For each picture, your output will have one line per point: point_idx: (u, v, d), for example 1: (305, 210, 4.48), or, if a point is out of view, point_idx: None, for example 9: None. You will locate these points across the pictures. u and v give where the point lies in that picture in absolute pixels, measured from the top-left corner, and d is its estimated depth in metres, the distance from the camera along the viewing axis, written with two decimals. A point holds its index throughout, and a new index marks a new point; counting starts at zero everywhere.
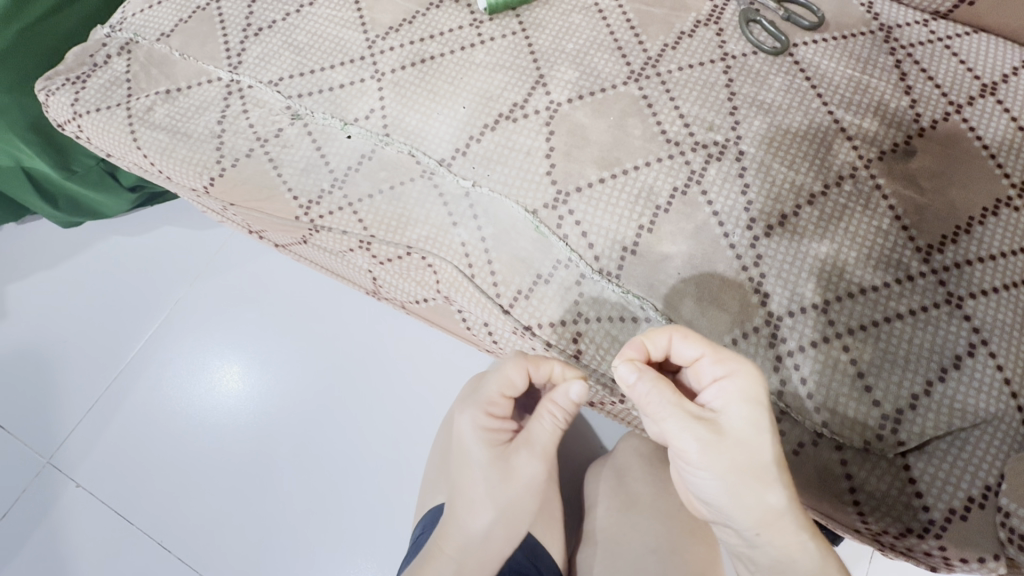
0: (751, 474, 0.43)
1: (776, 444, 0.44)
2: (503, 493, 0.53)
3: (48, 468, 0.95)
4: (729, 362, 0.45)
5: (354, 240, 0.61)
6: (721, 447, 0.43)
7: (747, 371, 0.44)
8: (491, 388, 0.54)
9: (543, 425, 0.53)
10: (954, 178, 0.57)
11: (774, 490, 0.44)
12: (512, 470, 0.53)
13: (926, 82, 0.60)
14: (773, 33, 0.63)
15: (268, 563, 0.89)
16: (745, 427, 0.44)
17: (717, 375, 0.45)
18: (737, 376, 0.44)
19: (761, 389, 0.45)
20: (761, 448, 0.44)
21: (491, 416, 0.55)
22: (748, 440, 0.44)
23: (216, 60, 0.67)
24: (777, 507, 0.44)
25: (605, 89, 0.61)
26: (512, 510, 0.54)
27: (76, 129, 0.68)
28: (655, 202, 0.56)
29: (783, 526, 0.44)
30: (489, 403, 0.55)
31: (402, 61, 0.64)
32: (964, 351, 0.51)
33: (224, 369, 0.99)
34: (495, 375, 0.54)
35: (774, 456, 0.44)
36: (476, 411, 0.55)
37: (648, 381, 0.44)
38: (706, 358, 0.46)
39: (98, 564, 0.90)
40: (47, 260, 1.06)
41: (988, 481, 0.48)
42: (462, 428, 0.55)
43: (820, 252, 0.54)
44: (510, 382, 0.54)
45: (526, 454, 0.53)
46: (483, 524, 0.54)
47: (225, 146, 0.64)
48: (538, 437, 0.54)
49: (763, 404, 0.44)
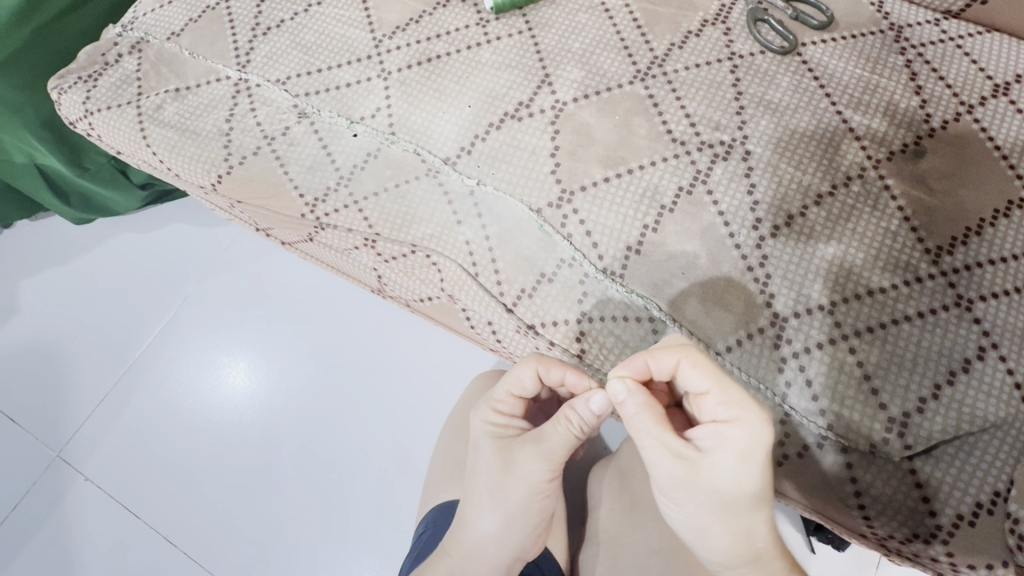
0: (718, 515, 0.44)
1: (756, 495, 0.44)
2: (501, 484, 0.53)
3: (57, 461, 0.96)
4: (734, 405, 0.43)
5: (359, 238, 0.62)
6: (694, 486, 0.43)
7: (749, 422, 0.42)
8: (502, 388, 0.54)
9: (557, 428, 0.50)
10: (965, 179, 0.56)
11: (739, 532, 0.45)
12: (513, 466, 0.53)
13: (937, 82, 0.60)
14: (780, 33, 0.62)
15: (272, 559, 0.90)
16: (727, 475, 0.43)
17: (717, 413, 0.43)
18: (736, 422, 0.42)
19: (761, 443, 0.42)
20: (738, 495, 0.43)
21: (500, 414, 0.55)
22: (726, 486, 0.43)
23: (224, 59, 0.67)
24: (739, 543, 0.45)
25: (611, 88, 0.61)
26: (511, 508, 0.54)
27: (87, 126, 0.69)
28: (661, 201, 0.56)
29: (742, 559, 0.46)
30: (498, 401, 0.55)
31: (407, 60, 0.64)
32: (973, 354, 0.50)
33: (230, 366, 0.99)
34: (508, 376, 0.53)
35: (750, 504, 0.44)
36: (485, 408, 0.55)
37: (636, 405, 0.44)
38: (711, 394, 0.44)
39: (104, 557, 0.91)
40: (59, 257, 1.07)
41: (997, 486, 0.47)
42: (474, 424, 0.56)
43: (827, 253, 0.54)
44: (520, 383, 0.53)
45: (530, 450, 0.51)
46: (482, 517, 0.55)
47: (233, 144, 0.64)
48: (548, 436, 0.51)
49: (757, 458, 0.43)
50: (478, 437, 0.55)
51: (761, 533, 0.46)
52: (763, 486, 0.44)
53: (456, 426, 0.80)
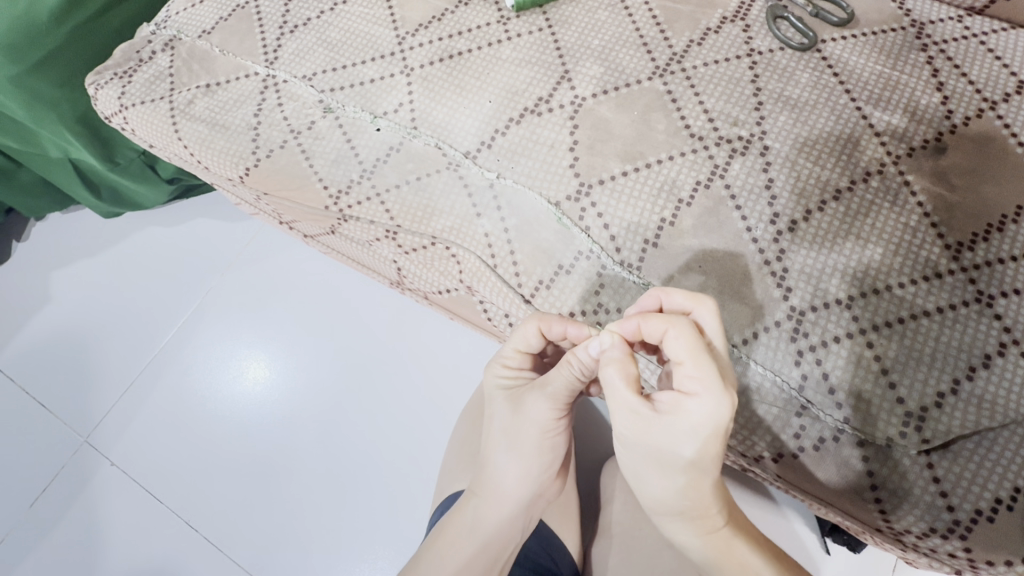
0: (655, 469, 0.45)
1: (697, 464, 0.43)
2: (513, 429, 0.55)
3: (85, 446, 0.99)
4: (700, 384, 0.42)
5: (381, 229, 0.63)
6: (639, 440, 0.44)
7: (714, 400, 0.42)
8: (508, 345, 0.55)
9: (561, 371, 0.51)
10: (987, 176, 0.56)
11: (672, 489, 0.45)
12: (521, 412, 0.54)
13: (960, 79, 0.59)
14: (800, 30, 0.62)
15: (285, 548, 0.92)
16: (678, 440, 0.43)
17: (684, 385, 0.43)
18: (695, 398, 0.42)
19: (714, 423, 0.42)
20: (679, 460, 0.43)
21: (509, 368, 0.57)
22: (668, 449, 0.43)
23: (253, 56, 0.69)
24: (687, 503, 0.46)
25: (630, 84, 0.62)
26: (530, 454, 0.55)
27: (122, 121, 0.72)
28: (678, 195, 0.57)
29: (692, 517, 0.47)
30: (505, 356, 0.56)
31: (429, 56, 0.66)
32: (994, 350, 0.50)
33: (248, 361, 1.02)
34: (514, 335, 0.54)
35: (687, 468, 0.44)
36: (495, 364, 0.57)
37: (609, 356, 0.45)
38: (684, 367, 0.43)
39: (129, 540, 0.94)
40: (88, 250, 1.11)
41: (1016, 482, 0.47)
42: (486, 380, 0.58)
43: (845, 248, 0.54)
44: (526, 341, 0.53)
45: (537, 394, 0.53)
46: (503, 463, 0.55)
47: (260, 138, 0.66)
48: (551, 381, 0.52)
49: (706, 434, 0.42)
50: (491, 391, 0.57)
51: (715, 497, 0.46)
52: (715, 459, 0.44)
53: (471, 416, 0.82)
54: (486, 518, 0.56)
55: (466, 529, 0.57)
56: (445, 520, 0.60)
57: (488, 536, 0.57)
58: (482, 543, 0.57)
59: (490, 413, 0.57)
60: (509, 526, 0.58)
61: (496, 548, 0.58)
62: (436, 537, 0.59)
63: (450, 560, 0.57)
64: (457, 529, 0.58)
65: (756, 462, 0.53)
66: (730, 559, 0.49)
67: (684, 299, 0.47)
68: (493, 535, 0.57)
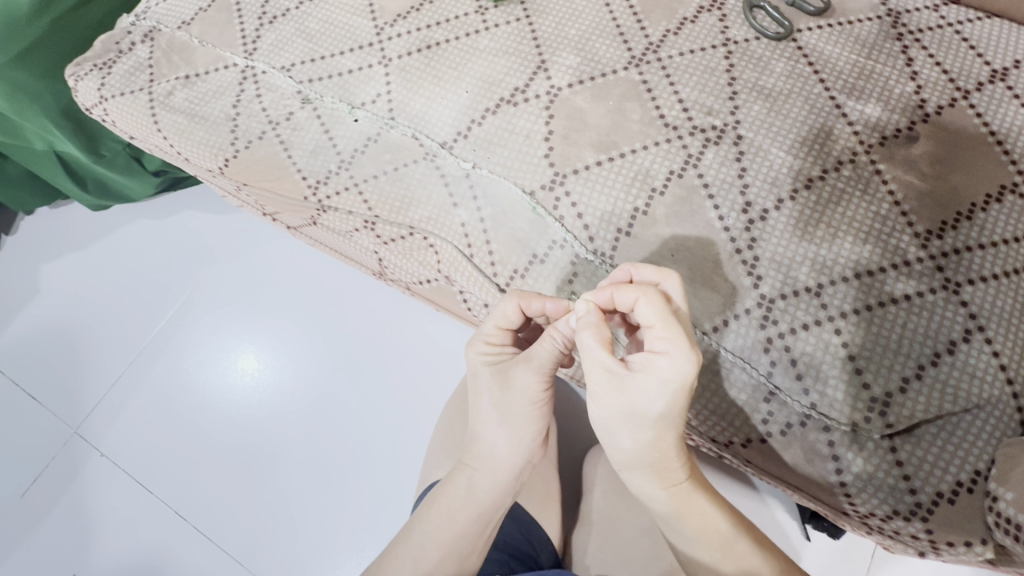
0: (628, 424, 0.46)
1: (665, 419, 0.45)
2: (504, 401, 0.54)
3: (75, 438, 1.00)
4: (669, 343, 0.44)
5: (359, 220, 0.64)
6: (611, 398, 0.45)
7: (683, 357, 0.43)
8: (488, 323, 0.54)
9: (543, 345, 0.51)
10: (958, 164, 0.56)
11: (642, 444, 0.47)
12: (509, 384, 0.54)
13: (934, 68, 0.60)
14: (776, 19, 0.63)
15: (274, 536, 0.93)
16: (649, 396, 0.44)
17: (654, 345, 0.44)
18: (664, 355, 0.43)
19: (681, 380, 0.43)
20: (648, 414, 0.45)
21: (492, 345, 0.55)
22: (639, 405, 0.45)
23: (232, 47, 0.70)
24: (656, 458, 0.48)
25: (606, 74, 0.62)
26: (522, 423, 0.55)
27: (102, 112, 0.72)
28: (652, 184, 0.57)
29: (658, 470, 0.49)
30: (487, 334, 0.55)
31: (407, 47, 0.66)
32: (959, 337, 0.50)
33: (236, 352, 1.02)
34: (493, 312, 0.54)
35: (655, 423, 0.45)
36: (478, 341, 0.55)
37: (585, 321, 0.45)
38: (654, 329, 0.45)
39: (119, 530, 0.95)
40: (76, 243, 1.11)
41: (978, 465, 0.48)
42: (468, 357, 0.56)
43: (815, 237, 0.54)
44: (506, 316, 0.53)
45: (524, 367, 0.53)
46: (495, 434, 0.55)
47: (239, 129, 0.67)
48: (537, 353, 0.52)
49: (674, 390, 0.44)
50: (474, 368, 0.56)
51: (678, 450, 0.49)
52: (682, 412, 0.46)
53: (455, 407, 0.82)
54: (482, 487, 0.57)
55: (461, 497, 0.57)
56: (437, 492, 0.59)
57: (485, 506, 0.57)
58: (477, 509, 0.57)
59: (475, 389, 0.56)
60: (504, 493, 0.58)
61: (487, 514, 0.57)
62: (430, 507, 0.58)
63: (447, 528, 0.56)
64: (453, 500, 0.57)
65: (726, 448, 0.54)
66: (691, 510, 0.50)
67: (652, 272, 0.48)
68: (488, 503, 0.57)
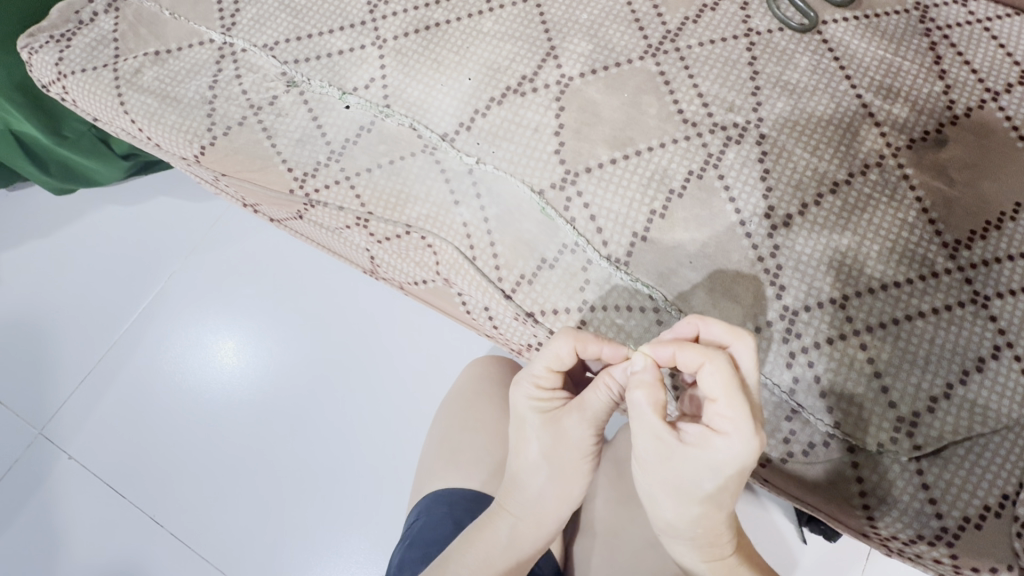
0: (672, 497, 0.44)
1: (715, 499, 0.44)
2: (552, 453, 0.50)
3: (39, 440, 0.93)
4: (732, 425, 0.41)
5: (351, 217, 0.58)
6: (658, 467, 0.43)
7: (746, 439, 0.40)
8: (539, 363, 0.49)
9: (597, 395, 0.48)
10: (987, 170, 0.53)
11: (686, 516, 0.45)
12: (558, 434, 0.50)
13: (963, 67, 0.57)
14: (801, 9, 0.58)
15: (257, 547, 0.88)
16: (701, 471, 0.42)
17: (714, 422, 0.42)
18: (724, 436, 0.41)
19: (739, 463, 0.41)
20: (697, 491, 0.43)
21: (541, 389, 0.51)
22: (688, 481, 0.43)
23: (208, 21, 0.63)
24: (705, 532, 0.46)
25: (620, 64, 0.57)
26: (568, 475, 0.52)
27: (61, 90, 0.65)
28: (669, 185, 0.53)
29: (704, 543, 0.47)
30: (536, 376, 0.50)
31: (404, 28, 0.60)
32: (988, 353, 0.48)
33: (220, 350, 0.96)
34: (543, 352, 0.49)
35: (704, 500, 0.44)
36: (525, 383, 0.50)
37: (639, 378, 0.42)
38: (717, 404, 0.42)
39: (88, 538, 0.89)
40: (39, 230, 1.03)
41: (1006, 489, 0.46)
42: (514, 397, 0.51)
43: (840, 244, 0.51)
44: (557, 358, 0.48)
45: (575, 418, 0.49)
46: (539, 484, 0.52)
47: (216, 113, 0.60)
48: (590, 405, 0.48)
49: (728, 473, 0.42)
50: (521, 412, 0.51)
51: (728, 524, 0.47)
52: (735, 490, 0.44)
53: (451, 413, 0.78)
54: (522, 536, 0.54)
55: (499, 545, 0.54)
56: (471, 530, 0.56)
57: (522, 555, 0.55)
58: (512, 557, 0.54)
59: (521, 434, 0.52)
60: (541, 542, 0.56)
61: (521, 563, 0.55)
62: (463, 545, 0.55)
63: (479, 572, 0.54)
64: (489, 544, 0.54)
65: None
66: None
67: (723, 331, 0.44)
68: (526, 552, 0.55)
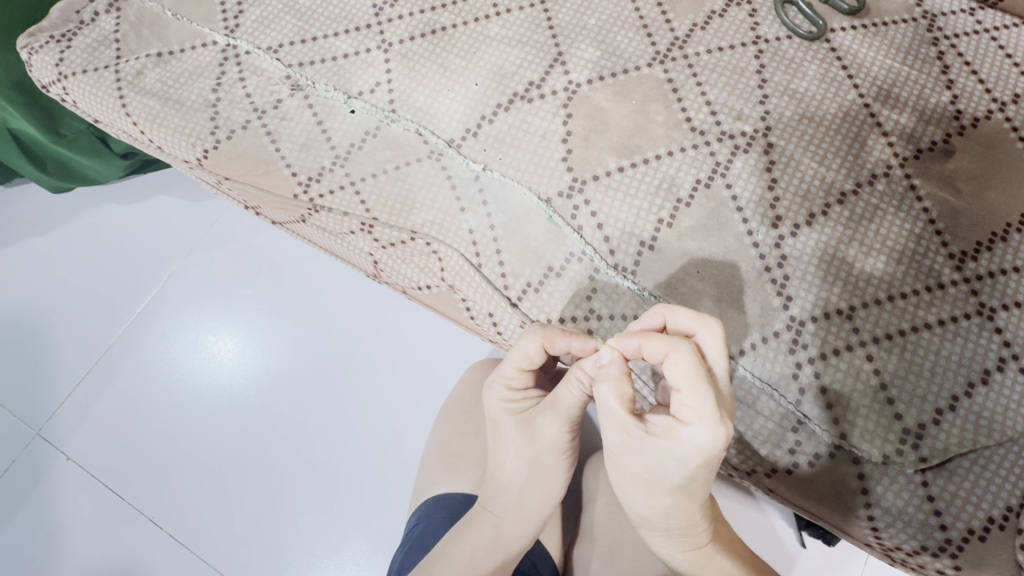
0: (643, 489, 0.45)
1: (685, 489, 0.44)
2: (530, 453, 0.50)
3: (38, 440, 0.93)
4: (697, 415, 0.40)
5: (355, 222, 0.58)
6: (627, 459, 0.44)
7: (711, 428, 0.40)
8: (509, 365, 0.49)
9: (569, 390, 0.47)
10: (995, 181, 0.53)
11: (658, 508, 0.46)
12: (534, 433, 0.50)
13: (970, 77, 0.56)
14: (809, 17, 0.58)
15: (256, 547, 0.88)
16: (669, 461, 0.42)
17: (680, 413, 0.41)
18: (689, 426, 0.40)
19: (706, 453, 0.40)
20: (667, 482, 0.43)
21: (512, 390, 0.51)
22: (657, 472, 0.43)
23: (211, 22, 0.62)
24: (686, 523, 0.47)
25: (628, 70, 0.57)
26: (548, 472, 0.52)
27: (61, 92, 0.64)
28: (677, 194, 0.53)
29: (679, 534, 0.48)
30: (508, 377, 0.50)
31: (410, 31, 0.60)
32: (993, 366, 0.49)
33: (218, 347, 0.96)
34: (513, 353, 0.49)
35: (673, 491, 0.44)
36: (497, 385, 0.51)
37: (606, 372, 0.42)
38: (681, 394, 0.41)
39: (87, 539, 0.89)
40: (36, 229, 1.02)
41: (1010, 501, 0.46)
42: (488, 401, 0.52)
43: (848, 255, 0.51)
44: (527, 356, 0.48)
45: (550, 415, 0.49)
46: (519, 484, 0.52)
47: (220, 117, 0.60)
48: (563, 401, 0.48)
49: (694, 463, 0.41)
50: (495, 415, 0.51)
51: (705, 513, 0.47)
52: (706, 479, 0.44)
53: (451, 415, 0.78)
54: (505, 535, 0.54)
55: (483, 543, 0.54)
56: (454, 531, 0.56)
57: (507, 553, 0.55)
58: (498, 556, 0.54)
59: (498, 438, 0.52)
60: (524, 538, 0.56)
61: (507, 561, 0.55)
62: (448, 548, 0.55)
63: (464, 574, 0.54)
64: (474, 544, 0.54)
65: (748, 475, 0.52)
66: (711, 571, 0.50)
67: (689, 320, 0.44)
68: (511, 550, 0.55)
